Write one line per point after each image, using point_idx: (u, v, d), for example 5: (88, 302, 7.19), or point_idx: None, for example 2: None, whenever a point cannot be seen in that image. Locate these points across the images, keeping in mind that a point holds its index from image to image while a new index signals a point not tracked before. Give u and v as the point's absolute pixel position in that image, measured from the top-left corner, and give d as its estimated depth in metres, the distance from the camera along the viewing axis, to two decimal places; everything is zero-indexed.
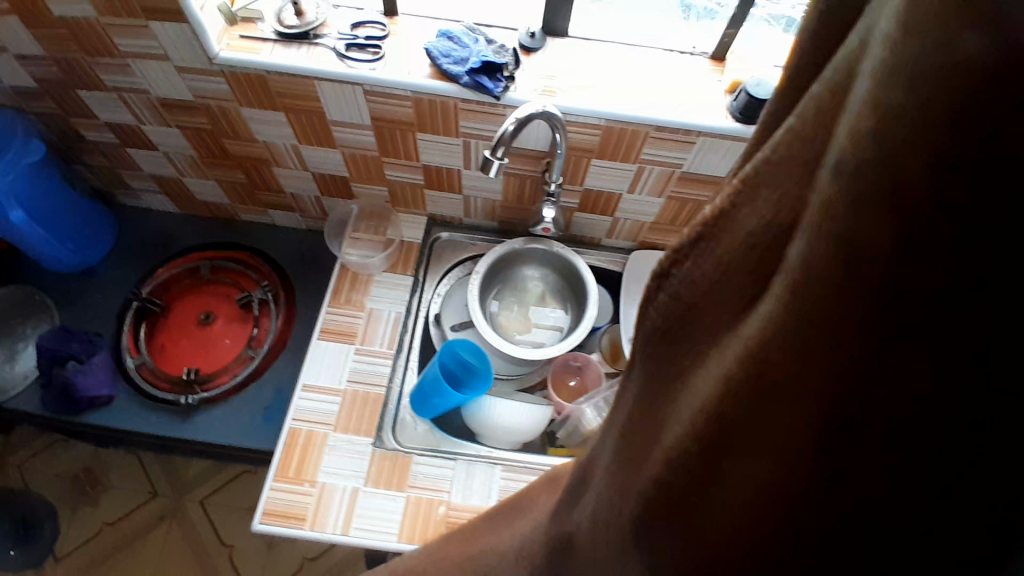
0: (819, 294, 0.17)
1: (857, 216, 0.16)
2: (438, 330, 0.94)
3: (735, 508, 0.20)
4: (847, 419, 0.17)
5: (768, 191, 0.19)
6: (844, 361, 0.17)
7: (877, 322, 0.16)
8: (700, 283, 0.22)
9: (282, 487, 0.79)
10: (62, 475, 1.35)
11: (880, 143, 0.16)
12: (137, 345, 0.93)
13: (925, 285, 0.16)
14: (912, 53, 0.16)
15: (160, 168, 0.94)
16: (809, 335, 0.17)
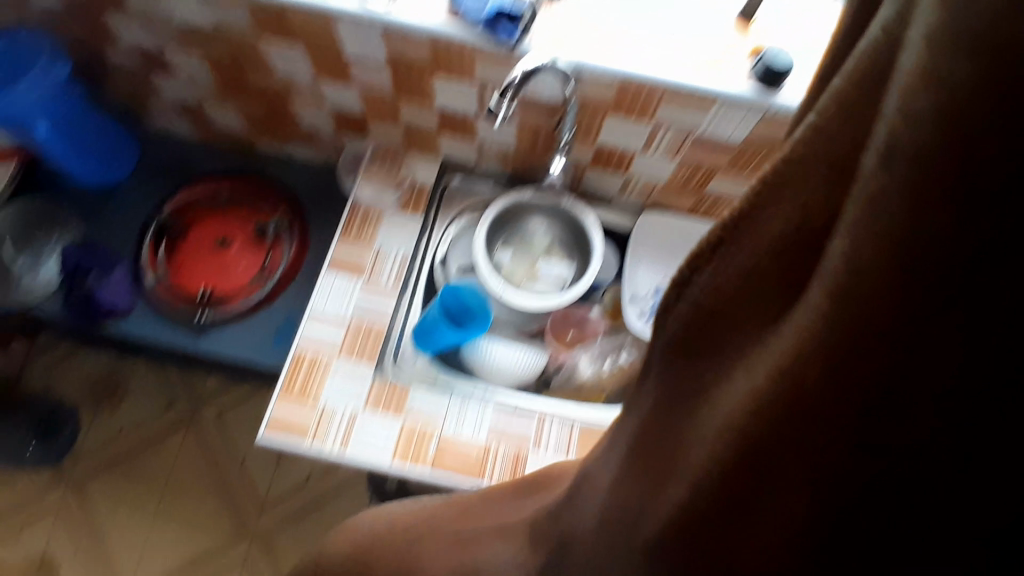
0: (862, 286, 0.17)
1: (901, 205, 0.17)
2: (443, 272, 0.96)
3: (776, 517, 0.20)
4: (872, 408, 0.18)
5: (792, 191, 0.20)
6: (876, 349, 0.17)
7: (916, 312, 0.17)
8: (724, 288, 0.22)
9: (287, 403, 0.85)
10: (87, 381, 1.44)
11: (920, 124, 0.16)
12: (156, 261, 0.98)
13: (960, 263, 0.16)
14: (943, 33, 0.16)
15: (183, 95, 0.96)
16: (843, 333, 0.18)
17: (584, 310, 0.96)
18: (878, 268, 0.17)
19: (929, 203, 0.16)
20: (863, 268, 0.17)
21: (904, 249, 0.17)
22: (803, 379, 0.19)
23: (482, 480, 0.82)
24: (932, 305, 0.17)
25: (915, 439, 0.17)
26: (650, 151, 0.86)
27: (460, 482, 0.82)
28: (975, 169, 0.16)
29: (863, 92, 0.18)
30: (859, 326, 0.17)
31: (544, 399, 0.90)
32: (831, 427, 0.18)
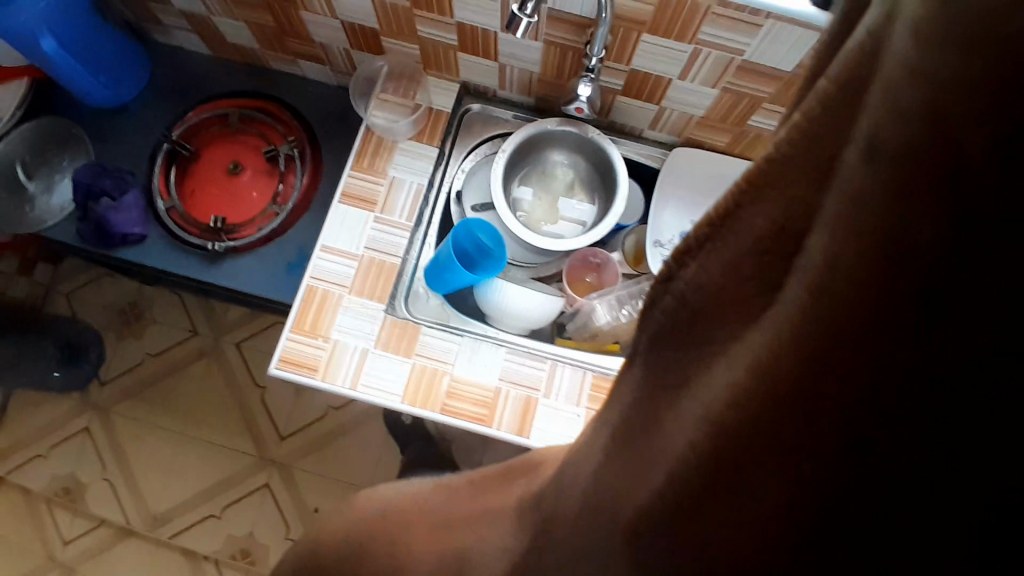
0: (842, 286, 0.17)
1: (890, 201, 0.16)
2: (458, 208, 0.91)
3: (751, 517, 0.20)
4: (853, 412, 0.18)
5: (774, 192, 0.21)
6: (854, 350, 0.18)
7: (901, 311, 0.17)
8: (710, 283, 0.23)
9: (298, 338, 0.83)
10: (110, 306, 1.45)
11: (906, 117, 0.16)
12: (167, 188, 0.95)
13: (946, 259, 0.16)
14: (933, 23, 0.16)
15: (189, 6, 0.89)
16: (821, 329, 0.18)
17: (605, 252, 0.92)
18: (857, 269, 0.17)
19: (916, 195, 0.16)
20: (845, 269, 0.17)
21: (886, 250, 0.17)
22: (784, 374, 0.19)
23: (491, 426, 0.82)
24: (915, 302, 0.17)
25: (890, 438, 0.17)
26: (689, 79, 0.78)
27: (469, 426, 0.82)
28: (967, 166, 0.16)
29: (846, 89, 0.18)
30: (842, 322, 0.17)
31: (556, 347, 0.88)
32: (816, 423, 0.18)
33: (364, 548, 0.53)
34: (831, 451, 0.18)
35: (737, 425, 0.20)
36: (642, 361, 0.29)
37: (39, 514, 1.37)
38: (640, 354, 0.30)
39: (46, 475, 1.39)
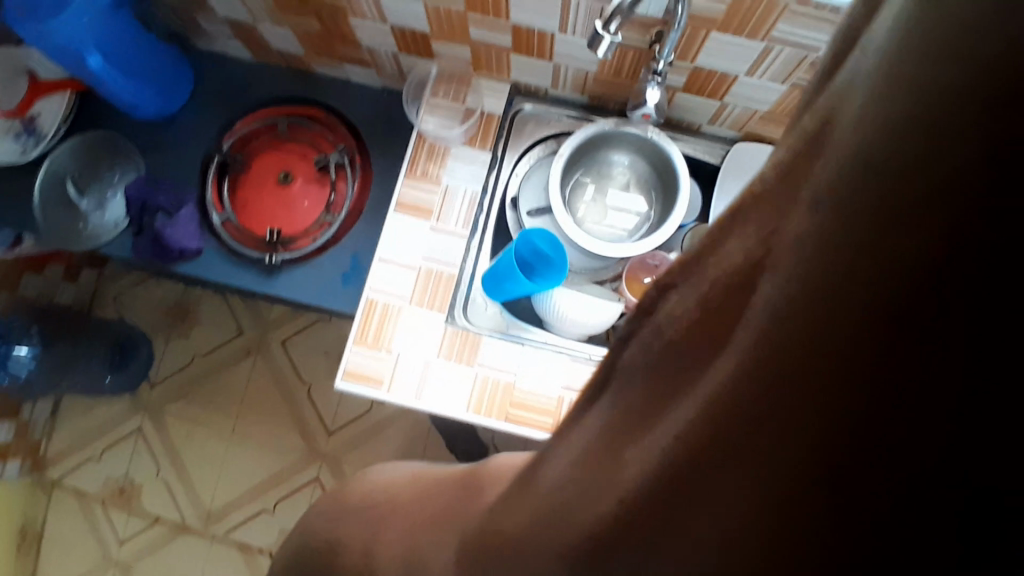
0: (836, 246, 0.17)
1: (879, 163, 0.17)
2: (515, 214, 0.89)
3: (718, 517, 0.19)
4: (843, 405, 0.17)
5: (757, 181, 0.22)
6: (853, 324, 0.17)
7: (900, 283, 0.16)
8: (684, 280, 0.24)
9: (361, 349, 0.83)
10: (157, 308, 1.47)
11: (896, 82, 0.17)
12: (221, 201, 0.95)
13: (927, 230, 0.16)
14: (939, 4, 0.17)
15: (235, 15, 0.88)
16: (808, 300, 0.17)
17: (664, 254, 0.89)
18: (852, 234, 0.17)
19: (905, 162, 0.17)
20: (838, 234, 0.17)
21: (885, 221, 0.17)
22: (770, 348, 0.18)
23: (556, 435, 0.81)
24: (908, 281, 0.16)
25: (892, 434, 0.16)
26: (756, 76, 0.75)
27: (533, 435, 0.82)
28: (946, 124, 0.16)
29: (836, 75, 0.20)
30: (832, 289, 0.17)
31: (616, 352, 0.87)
32: (796, 414, 0.17)
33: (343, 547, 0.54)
34: (815, 434, 0.17)
35: (710, 411, 0.19)
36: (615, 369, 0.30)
37: (94, 516, 1.40)
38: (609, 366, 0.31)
39: (101, 477, 1.42)
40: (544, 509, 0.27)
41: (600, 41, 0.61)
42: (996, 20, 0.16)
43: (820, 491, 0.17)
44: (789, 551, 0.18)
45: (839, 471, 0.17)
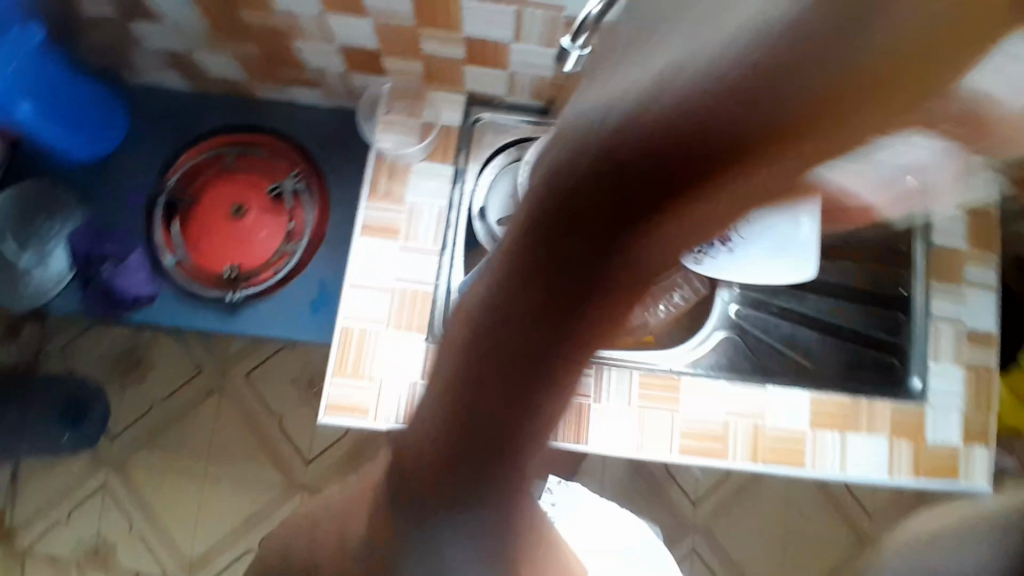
0: (507, 267, 0.35)
1: (538, 251, 0.33)
2: (484, 224, 0.86)
3: (448, 370, 0.38)
4: (480, 333, 0.36)
5: (524, 237, 0.34)
6: (495, 311, 0.35)
7: (502, 292, 0.35)
8: (498, 266, 0.36)
9: (341, 381, 0.81)
10: (106, 356, 1.39)
11: (556, 201, 0.32)
12: (172, 241, 0.90)
13: (525, 285, 0.34)
14: (587, 153, 0.31)
15: (170, 45, 0.84)
16: (497, 295, 0.35)
17: None
18: (525, 280, 0.34)
19: (534, 251, 0.33)
20: (528, 266, 0.33)
21: (526, 282, 0.34)
22: (480, 322, 0.36)
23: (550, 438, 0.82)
24: (512, 302, 0.34)
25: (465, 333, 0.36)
26: None
27: None
28: (569, 242, 0.32)
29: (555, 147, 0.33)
30: (502, 306, 0.35)
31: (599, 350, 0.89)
32: (469, 346, 0.36)
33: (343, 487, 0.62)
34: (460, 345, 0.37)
35: (461, 335, 0.37)
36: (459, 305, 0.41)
37: None
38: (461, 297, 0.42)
39: (70, 540, 1.35)
40: (427, 397, 0.42)
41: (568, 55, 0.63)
42: (616, 188, 0.30)
43: (462, 366, 0.37)
44: (471, 401, 0.37)
45: (485, 355, 0.36)
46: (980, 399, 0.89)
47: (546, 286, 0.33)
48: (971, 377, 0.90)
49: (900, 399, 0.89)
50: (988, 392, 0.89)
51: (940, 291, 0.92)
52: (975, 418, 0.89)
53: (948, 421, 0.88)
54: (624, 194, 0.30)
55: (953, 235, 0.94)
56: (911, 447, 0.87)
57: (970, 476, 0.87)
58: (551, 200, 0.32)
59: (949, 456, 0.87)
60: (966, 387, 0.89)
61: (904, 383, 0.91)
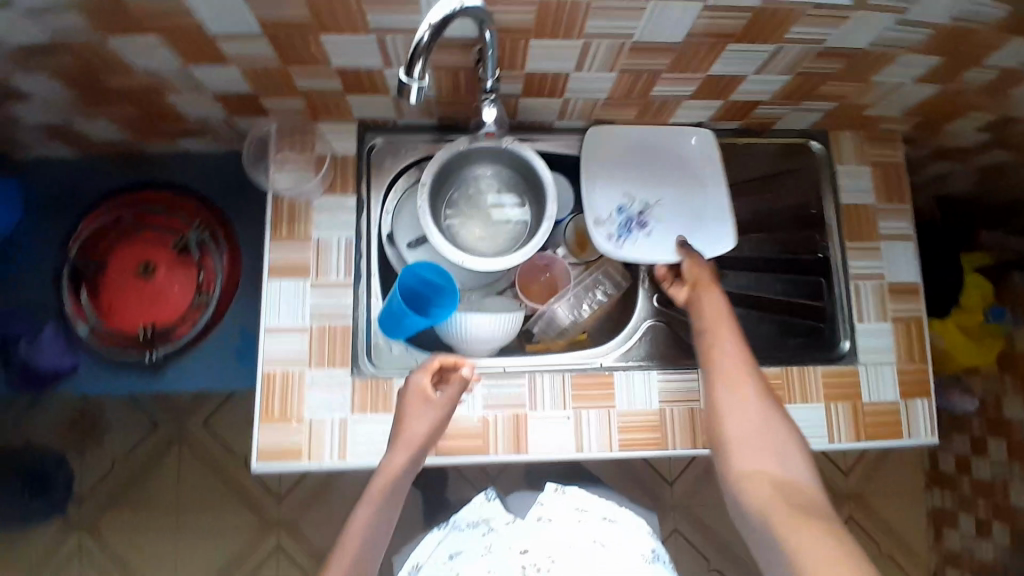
0: (375, 486, 0.73)
1: (374, 494, 0.73)
2: (394, 250, 0.89)
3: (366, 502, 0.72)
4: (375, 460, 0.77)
5: (385, 474, 0.73)
6: (369, 499, 0.72)
7: (372, 501, 0.72)
8: (403, 393, 0.78)
9: (269, 428, 0.80)
10: (59, 423, 1.39)
11: (385, 474, 0.73)
12: (83, 309, 0.89)
13: (373, 497, 0.72)
14: (389, 448, 0.75)
15: (45, 117, 0.82)
16: (375, 500, 0.72)
17: (549, 252, 0.94)
18: (378, 484, 0.73)
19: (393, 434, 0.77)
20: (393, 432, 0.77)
21: (377, 489, 0.72)
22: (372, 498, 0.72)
23: (489, 454, 0.83)
24: (374, 494, 0.72)
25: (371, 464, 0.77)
26: (585, 68, 0.76)
27: (467, 459, 0.83)
28: (384, 485, 0.72)
29: (394, 438, 0.76)
30: (374, 490, 0.73)
31: (530, 358, 0.89)
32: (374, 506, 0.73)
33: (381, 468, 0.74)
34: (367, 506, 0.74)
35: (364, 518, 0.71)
36: (406, 395, 0.78)
37: None
38: (414, 386, 0.77)
39: None
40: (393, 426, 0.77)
41: (410, 85, 0.58)
42: (384, 473, 0.73)
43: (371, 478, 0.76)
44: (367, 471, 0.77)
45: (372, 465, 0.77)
46: (912, 349, 0.90)
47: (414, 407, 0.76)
48: (899, 331, 0.90)
49: (832, 364, 0.89)
50: (919, 343, 0.90)
51: (857, 250, 0.92)
52: (909, 369, 0.89)
53: (882, 376, 0.89)
54: (394, 449, 0.75)
55: (865, 192, 0.94)
56: (850, 409, 0.87)
57: (914, 431, 0.88)
58: (397, 455, 0.74)
59: (888, 412, 0.88)
60: (896, 341, 0.90)
61: (836, 347, 0.92)
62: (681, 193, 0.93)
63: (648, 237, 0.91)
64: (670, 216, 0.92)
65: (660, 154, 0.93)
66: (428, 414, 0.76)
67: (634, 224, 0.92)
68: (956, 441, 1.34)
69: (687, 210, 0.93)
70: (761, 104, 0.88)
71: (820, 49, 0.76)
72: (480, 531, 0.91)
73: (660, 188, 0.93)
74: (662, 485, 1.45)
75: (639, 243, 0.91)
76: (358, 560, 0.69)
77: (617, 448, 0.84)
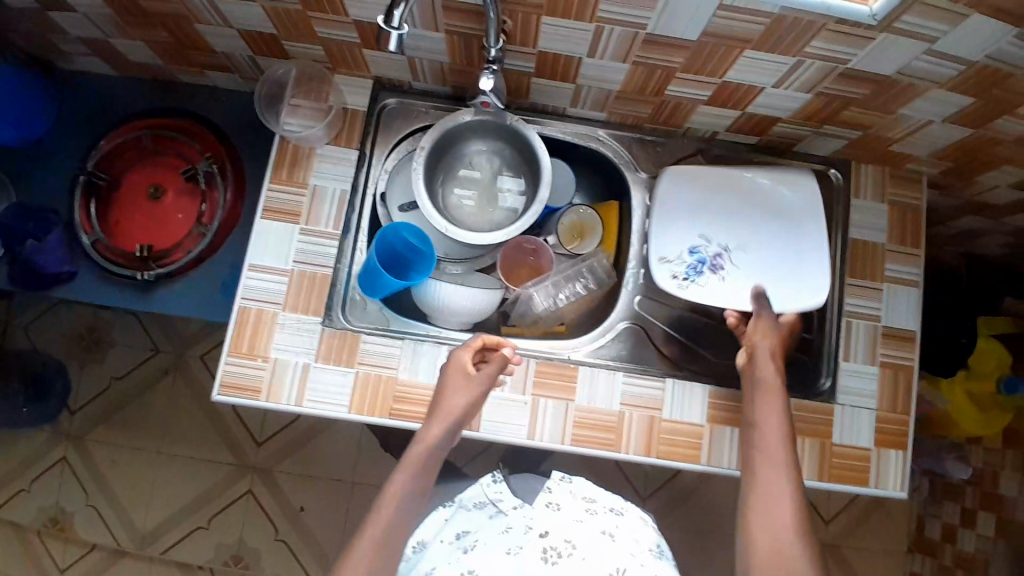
0: (414, 451, 0.73)
1: (410, 461, 0.73)
2: (385, 209, 0.90)
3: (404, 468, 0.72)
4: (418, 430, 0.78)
5: (424, 441, 0.74)
6: (408, 467, 0.72)
7: (410, 466, 0.72)
8: (449, 364, 0.79)
9: (236, 361, 0.82)
10: (69, 333, 1.46)
11: (426, 442, 0.73)
12: (90, 222, 0.92)
13: (410, 464, 0.72)
14: (432, 416, 0.75)
15: (82, 29, 0.86)
16: (414, 466, 0.72)
17: (537, 238, 0.94)
18: (416, 452, 0.73)
19: (435, 404, 0.77)
20: (433, 402, 0.77)
21: (415, 456, 0.72)
22: (408, 465, 0.72)
23: None
24: (412, 462, 0.72)
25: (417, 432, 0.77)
26: (598, 56, 0.75)
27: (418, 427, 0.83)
28: (424, 453, 0.73)
29: (435, 407, 0.76)
30: (413, 457, 0.73)
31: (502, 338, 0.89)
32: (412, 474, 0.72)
33: (421, 435, 0.75)
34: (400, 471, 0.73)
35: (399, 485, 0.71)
36: (450, 366, 0.78)
37: (31, 545, 1.45)
38: (460, 359, 0.78)
39: (32, 509, 1.44)
40: (435, 396, 0.78)
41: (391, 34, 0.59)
42: (424, 441, 0.73)
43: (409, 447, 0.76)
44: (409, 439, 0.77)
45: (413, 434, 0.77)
46: (897, 398, 0.86)
47: (458, 381, 0.77)
48: (886, 377, 0.87)
49: (811, 400, 0.86)
50: (904, 392, 0.86)
51: (857, 288, 0.88)
52: (890, 419, 0.86)
53: (858, 421, 0.85)
54: (436, 418, 0.75)
55: (878, 229, 0.90)
56: (818, 447, 0.84)
57: (882, 481, 0.85)
58: (439, 425, 0.74)
59: (858, 459, 0.85)
60: (881, 387, 0.87)
61: (816, 384, 0.88)
62: (793, 236, 0.88)
63: (724, 281, 0.88)
64: (750, 262, 0.88)
65: (754, 189, 0.89)
66: (471, 389, 0.76)
67: (707, 265, 0.88)
68: (947, 509, 1.31)
69: (797, 257, 0.87)
70: (779, 122, 0.86)
71: (844, 70, 0.73)
72: (487, 513, 0.89)
73: (741, 235, 0.89)
74: (635, 499, 1.43)
75: (712, 288, 0.87)
76: (391, 527, 0.67)
77: (567, 441, 0.83)
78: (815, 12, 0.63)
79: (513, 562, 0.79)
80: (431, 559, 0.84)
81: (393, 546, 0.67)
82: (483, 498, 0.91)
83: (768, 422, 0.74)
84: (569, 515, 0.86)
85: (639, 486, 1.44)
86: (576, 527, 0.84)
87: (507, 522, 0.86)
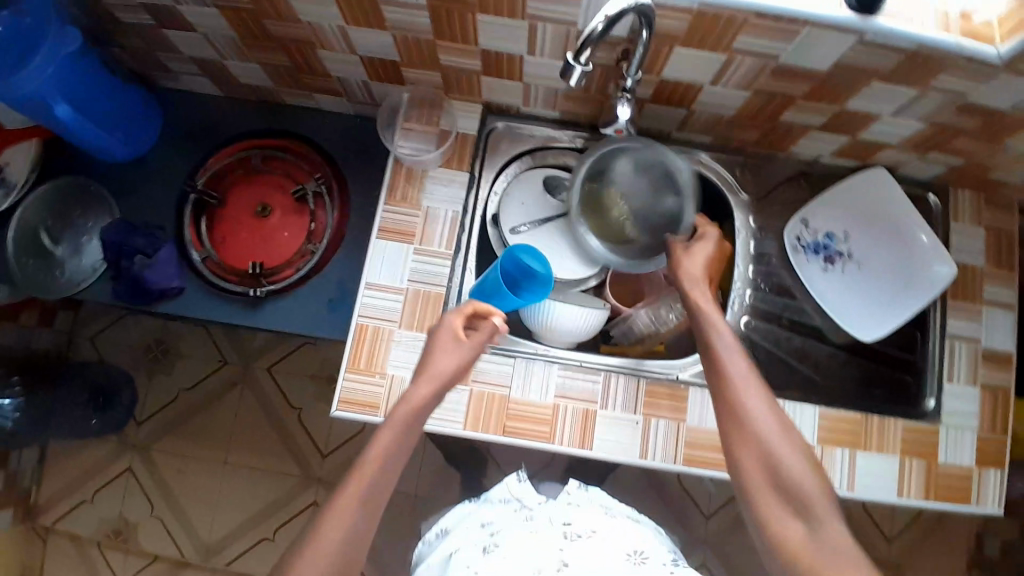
0: (402, 415, 0.68)
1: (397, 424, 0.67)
2: (496, 231, 0.92)
3: (385, 433, 0.66)
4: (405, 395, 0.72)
5: (410, 407, 0.68)
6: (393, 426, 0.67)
7: (394, 428, 0.67)
8: (435, 330, 0.75)
9: (355, 378, 0.83)
10: (136, 345, 1.48)
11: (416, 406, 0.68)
12: (200, 239, 0.95)
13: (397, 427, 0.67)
14: (422, 381, 0.70)
15: (200, 51, 0.87)
16: (400, 430, 0.67)
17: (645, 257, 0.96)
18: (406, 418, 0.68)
19: (424, 368, 0.72)
20: (424, 364, 0.73)
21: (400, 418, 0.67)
22: (392, 427, 0.67)
23: (554, 443, 0.84)
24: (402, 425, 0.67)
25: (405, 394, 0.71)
26: (720, 83, 0.77)
27: (531, 444, 0.84)
28: (411, 414, 0.68)
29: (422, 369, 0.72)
30: (402, 420, 0.67)
31: (605, 357, 0.90)
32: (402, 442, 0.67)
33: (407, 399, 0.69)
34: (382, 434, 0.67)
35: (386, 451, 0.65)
36: (442, 326, 0.74)
37: (91, 557, 1.44)
38: (448, 319, 0.74)
39: (93, 521, 1.44)
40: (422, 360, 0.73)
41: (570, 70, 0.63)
42: (413, 407, 0.68)
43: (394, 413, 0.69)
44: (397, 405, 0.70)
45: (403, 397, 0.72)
46: (996, 418, 0.87)
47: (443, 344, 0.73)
48: (986, 399, 0.88)
49: (914, 420, 0.88)
50: (1004, 414, 0.87)
51: (956, 312, 0.90)
52: (988, 440, 0.87)
53: (961, 441, 0.87)
54: (424, 380, 0.71)
55: (975, 253, 0.91)
56: (924, 467, 0.85)
57: (982, 499, 0.86)
58: (428, 386, 0.70)
59: (960, 479, 0.86)
60: (982, 408, 0.88)
61: (920, 405, 0.90)
62: (904, 269, 0.91)
63: (824, 275, 0.95)
64: (868, 272, 0.93)
65: (892, 207, 0.91)
66: (460, 356, 0.72)
67: (825, 254, 0.95)
68: (1004, 526, 1.39)
69: (904, 285, 0.90)
70: (885, 149, 0.88)
71: (962, 102, 0.75)
72: (512, 507, 0.85)
73: (866, 245, 0.94)
74: (698, 515, 1.45)
75: (808, 273, 0.95)
76: (377, 481, 0.63)
77: (680, 461, 0.84)
78: (951, 51, 0.66)
79: (532, 539, 0.74)
80: (454, 541, 0.81)
81: (372, 505, 0.64)
82: (508, 495, 0.88)
83: (732, 360, 0.68)
84: (593, 509, 0.82)
85: (702, 504, 1.45)
86: (605, 519, 0.79)
87: (533, 513, 0.82)
